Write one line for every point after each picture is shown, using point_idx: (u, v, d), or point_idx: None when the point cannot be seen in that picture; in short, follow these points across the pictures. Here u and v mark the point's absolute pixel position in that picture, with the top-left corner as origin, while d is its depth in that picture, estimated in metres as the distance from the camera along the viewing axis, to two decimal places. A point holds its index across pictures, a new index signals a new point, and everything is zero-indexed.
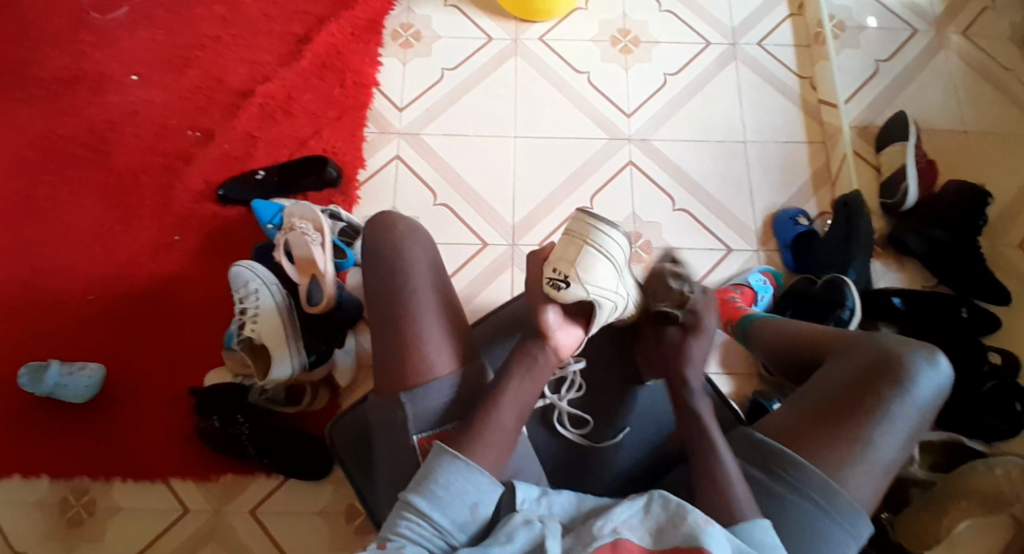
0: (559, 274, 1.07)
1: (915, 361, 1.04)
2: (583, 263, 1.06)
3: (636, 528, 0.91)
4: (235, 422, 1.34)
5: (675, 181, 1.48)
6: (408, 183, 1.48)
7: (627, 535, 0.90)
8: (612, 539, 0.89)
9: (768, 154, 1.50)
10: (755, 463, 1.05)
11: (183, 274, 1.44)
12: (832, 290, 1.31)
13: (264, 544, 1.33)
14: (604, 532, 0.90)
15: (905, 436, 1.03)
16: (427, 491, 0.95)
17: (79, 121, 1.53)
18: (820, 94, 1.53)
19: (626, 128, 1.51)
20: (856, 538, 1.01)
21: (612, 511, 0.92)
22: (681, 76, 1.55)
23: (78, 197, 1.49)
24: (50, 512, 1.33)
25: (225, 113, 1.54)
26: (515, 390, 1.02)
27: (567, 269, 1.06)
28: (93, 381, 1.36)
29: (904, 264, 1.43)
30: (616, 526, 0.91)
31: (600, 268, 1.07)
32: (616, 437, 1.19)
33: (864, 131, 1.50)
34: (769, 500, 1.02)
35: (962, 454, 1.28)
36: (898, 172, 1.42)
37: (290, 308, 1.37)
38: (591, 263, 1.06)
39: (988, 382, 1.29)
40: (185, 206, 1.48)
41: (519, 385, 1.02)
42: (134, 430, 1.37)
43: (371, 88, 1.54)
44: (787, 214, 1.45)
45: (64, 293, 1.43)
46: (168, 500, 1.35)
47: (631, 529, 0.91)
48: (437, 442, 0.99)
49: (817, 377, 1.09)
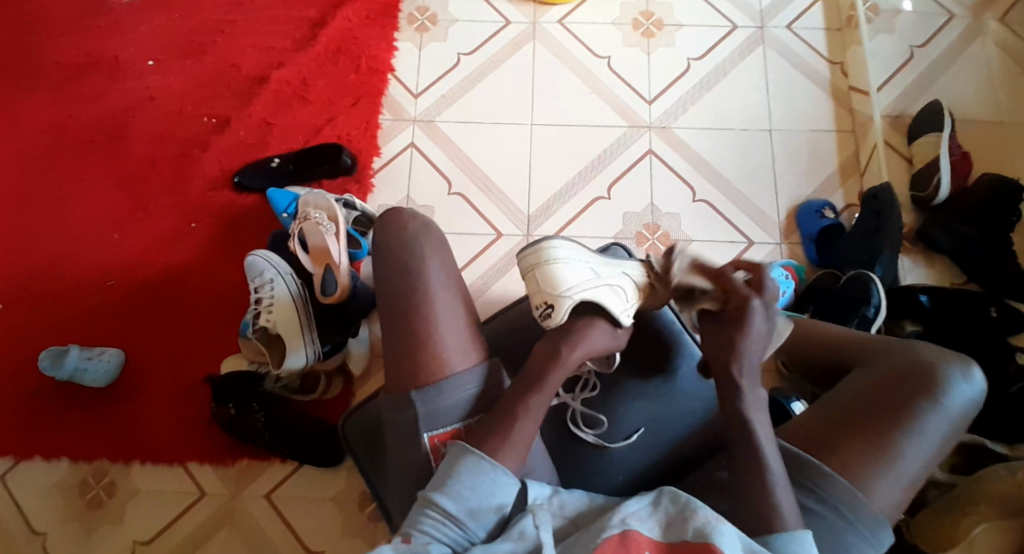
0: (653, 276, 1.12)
1: (950, 373, 1.01)
2: (548, 283, 1.07)
3: (646, 520, 0.91)
4: (250, 410, 1.36)
5: (696, 172, 1.44)
6: (422, 171, 1.46)
7: (636, 526, 0.90)
8: (620, 530, 0.89)
9: (795, 143, 1.45)
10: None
11: (200, 261, 1.45)
12: (858, 287, 1.27)
13: (278, 527, 1.35)
14: (614, 521, 0.90)
15: (935, 448, 1.00)
16: (452, 490, 0.93)
17: (97, 107, 1.54)
18: (851, 81, 1.47)
19: (646, 116, 1.47)
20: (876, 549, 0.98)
21: (623, 504, 0.92)
22: (706, 61, 1.50)
23: (97, 182, 1.49)
24: (73, 493, 1.36)
25: (240, 99, 1.52)
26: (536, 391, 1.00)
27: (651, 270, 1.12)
28: (111, 366, 1.38)
29: (933, 261, 1.39)
30: (625, 517, 0.90)
31: (568, 272, 1.07)
32: (630, 438, 1.15)
33: (896, 121, 1.44)
34: None
35: (984, 457, 1.25)
36: (930, 164, 1.36)
37: (305, 296, 1.37)
38: (557, 274, 1.06)
39: (1016, 384, 1.25)
40: (201, 193, 1.48)
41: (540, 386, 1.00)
42: (152, 415, 1.39)
43: (386, 73, 1.52)
44: (813, 206, 1.40)
45: (84, 278, 1.44)
46: (186, 484, 1.37)
47: (640, 521, 0.90)
48: (458, 442, 0.98)
49: (845, 384, 1.06)
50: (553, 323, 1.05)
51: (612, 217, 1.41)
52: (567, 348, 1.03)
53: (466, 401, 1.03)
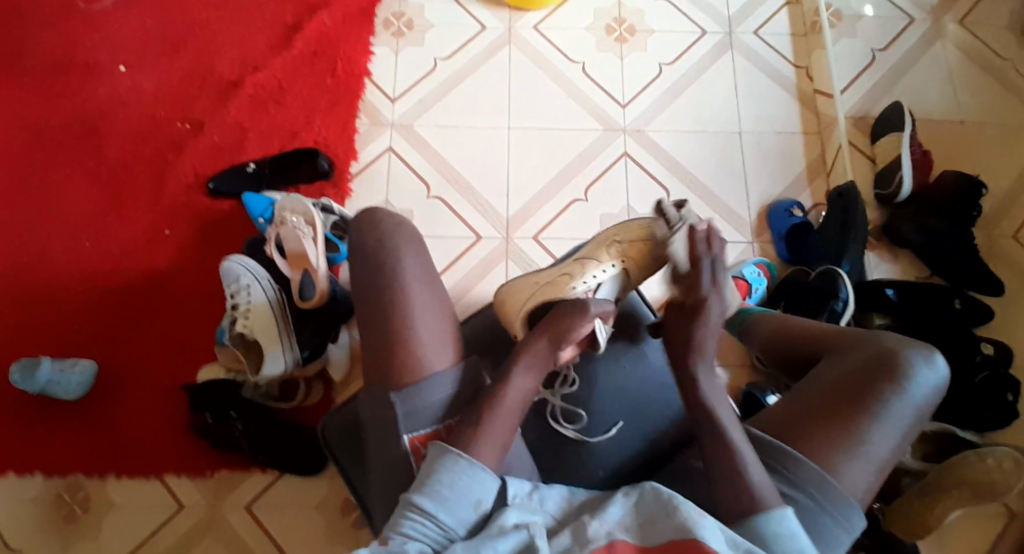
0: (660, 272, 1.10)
1: (914, 359, 1.04)
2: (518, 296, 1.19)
3: (629, 526, 0.92)
4: (228, 418, 1.33)
5: (670, 172, 1.47)
6: (401, 174, 1.46)
7: (622, 537, 0.91)
8: (607, 541, 0.90)
9: (764, 144, 1.49)
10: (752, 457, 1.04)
11: (174, 269, 1.43)
12: (826, 281, 1.30)
13: (259, 538, 1.33)
14: (599, 533, 0.91)
15: (902, 433, 1.03)
16: (431, 490, 0.93)
17: (66, 112, 1.51)
18: (817, 84, 1.52)
19: (622, 119, 1.50)
20: (848, 532, 1.00)
21: (604, 511, 0.93)
22: (678, 65, 1.54)
23: (66, 189, 1.46)
24: (46, 508, 1.33)
25: (214, 103, 1.51)
26: (513, 384, 1.02)
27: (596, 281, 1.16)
28: (86, 377, 1.35)
29: (898, 256, 1.44)
30: (610, 526, 0.91)
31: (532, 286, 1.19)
32: (610, 432, 1.17)
33: (861, 120, 1.49)
34: None
35: (953, 444, 1.29)
36: (893, 163, 1.41)
37: (282, 300, 1.36)
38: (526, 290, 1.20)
39: (980, 373, 1.31)
40: (175, 199, 1.46)
41: (514, 378, 1.02)
42: (127, 426, 1.36)
43: (362, 77, 1.52)
44: (781, 206, 1.44)
45: (55, 288, 1.41)
46: (164, 495, 1.34)
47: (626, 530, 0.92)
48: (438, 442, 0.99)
49: (815, 373, 1.09)
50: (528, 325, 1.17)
51: (590, 217, 1.43)
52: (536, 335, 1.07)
53: (448, 398, 1.03)
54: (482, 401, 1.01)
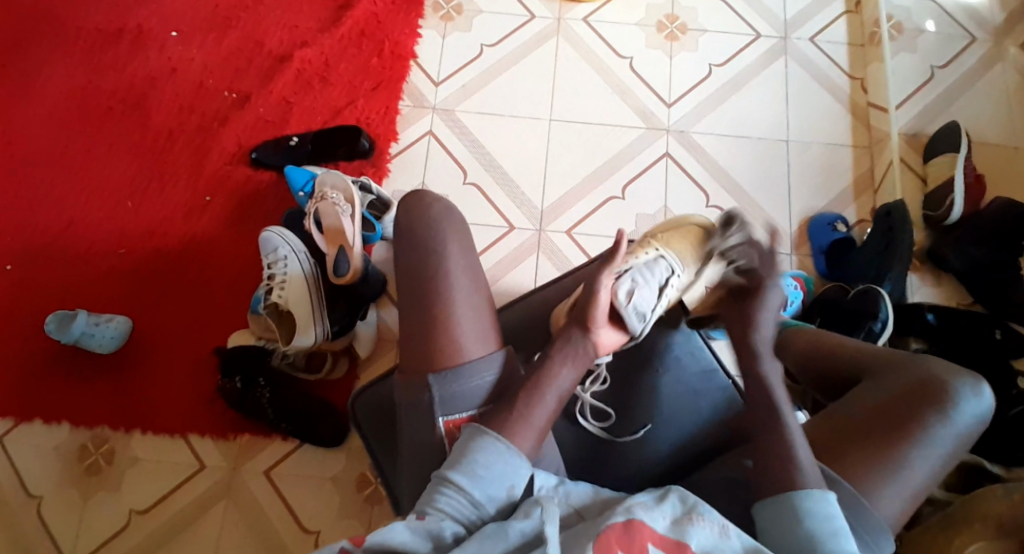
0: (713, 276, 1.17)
1: (960, 388, 1.03)
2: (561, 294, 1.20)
3: (652, 511, 0.93)
4: (256, 385, 1.36)
5: (711, 176, 1.44)
6: (439, 159, 1.46)
7: (640, 515, 0.92)
8: (625, 518, 0.91)
9: (811, 156, 1.46)
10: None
11: (212, 235, 1.45)
12: (865, 300, 1.28)
13: (274, 505, 1.35)
14: (619, 511, 0.92)
15: (940, 463, 1.01)
16: (468, 469, 0.97)
17: (119, 75, 1.54)
18: (870, 97, 1.48)
19: (665, 119, 1.48)
20: None
21: (631, 496, 0.95)
22: (727, 68, 1.51)
23: (114, 150, 1.50)
24: (72, 458, 1.37)
25: (262, 76, 1.53)
26: (553, 376, 1.04)
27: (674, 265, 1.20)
28: (119, 333, 1.39)
29: (941, 280, 1.41)
30: (631, 507, 0.93)
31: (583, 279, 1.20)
32: (638, 434, 1.16)
33: (913, 139, 1.45)
34: None
35: (979, 477, 1.26)
36: (945, 183, 1.37)
37: (316, 274, 1.37)
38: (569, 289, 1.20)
39: (1016, 407, 1.28)
40: (217, 166, 1.49)
41: (556, 370, 1.05)
42: (155, 385, 1.40)
43: (408, 59, 1.53)
44: (825, 219, 1.41)
45: (96, 245, 1.45)
46: (186, 456, 1.37)
47: (645, 511, 0.92)
48: (473, 423, 1.03)
49: (856, 393, 1.08)
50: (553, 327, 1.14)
51: (625, 217, 1.42)
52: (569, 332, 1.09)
53: (484, 383, 1.06)
54: (521, 392, 1.03)
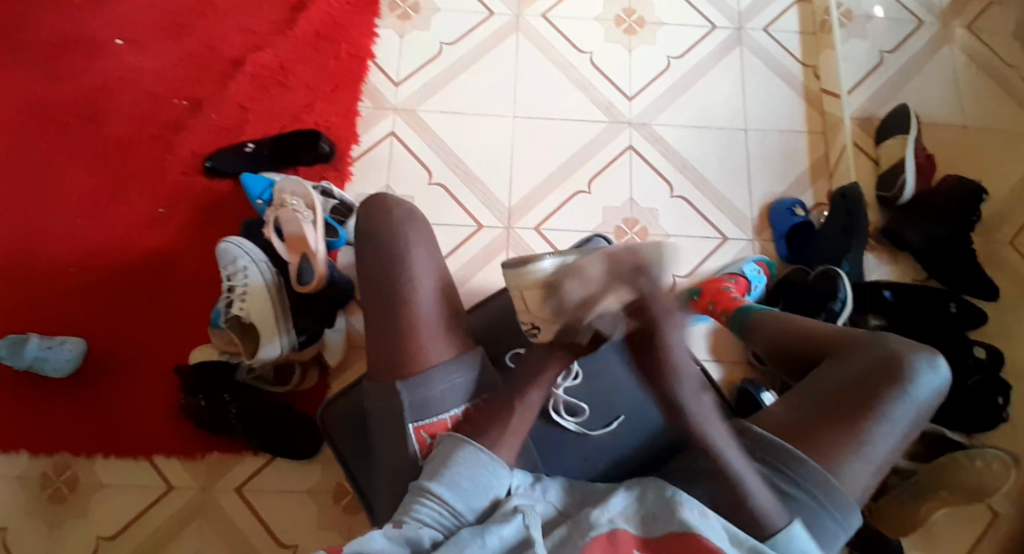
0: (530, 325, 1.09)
1: (917, 362, 1.07)
2: (535, 307, 1.06)
3: (630, 520, 0.94)
4: (222, 401, 1.31)
5: (674, 167, 1.46)
6: (402, 160, 1.44)
7: (623, 526, 0.93)
8: (608, 528, 0.92)
9: (769, 143, 1.48)
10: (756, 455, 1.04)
11: (169, 248, 1.40)
12: (827, 281, 1.30)
13: (249, 522, 1.32)
14: (601, 521, 0.93)
15: (902, 435, 1.05)
16: (449, 479, 0.96)
17: (61, 85, 1.47)
18: (824, 84, 1.51)
19: (628, 112, 1.49)
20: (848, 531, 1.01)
21: (606, 503, 0.95)
22: (686, 60, 1.52)
23: (58, 163, 1.43)
24: (32, 486, 1.31)
25: (213, 82, 1.48)
26: (531, 392, 1.05)
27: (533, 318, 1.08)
28: (75, 354, 1.33)
29: (897, 257, 1.43)
30: (611, 516, 0.94)
31: (556, 292, 1.05)
32: (611, 426, 1.18)
33: (865, 122, 1.49)
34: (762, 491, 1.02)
35: (944, 446, 1.30)
36: (897, 165, 1.41)
37: (280, 286, 1.34)
38: (539, 299, 1.06)
39: (972, 376, 1.32)
40: (171, 176, 1.43)
41: (534, 386, 1.05)
42: (117, 406, 1.34)
43: (366, 60, 1.50)
44: (784, 205, 1.44)
45: (45, 263, 1.39)
46: (153, 477, 1.33)
47: (626, 521, 0.94)
48: (451, 434, 1.02)
49: (818, 374, 1.10)
50: (541, 341, 1.08)
51: (593, 211, 1.42)
52: (560, 347, 1.06)
53: (456, 384, 1.05)
54: (499, 401, 1.04)
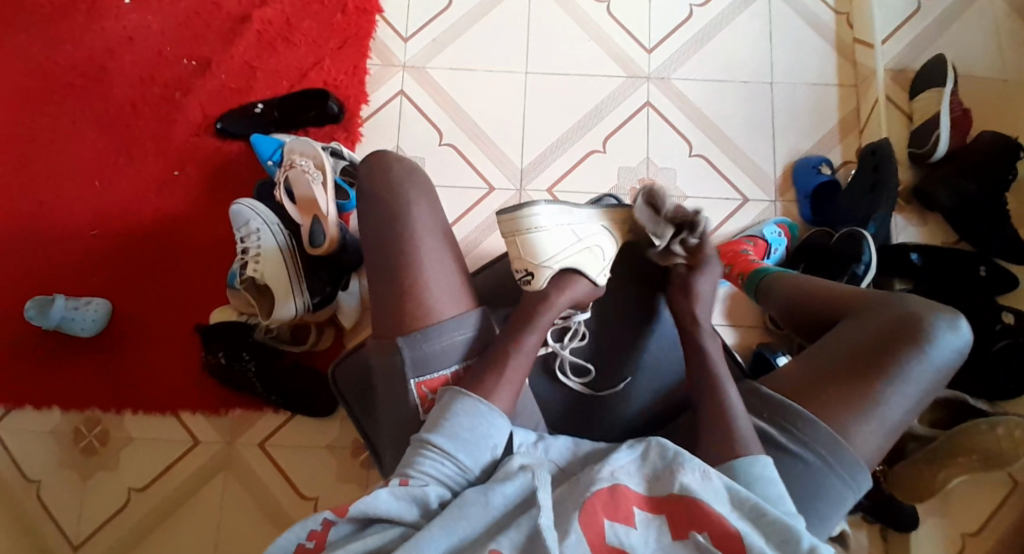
0: (523, 271, 1.10)
1: (936, 323, 1.01)
2: (531, 252, 1.09)
3: (633, 474, 0.91)
4: (240, 359, 1.35)
5: (693, 123, 1.41)
6: (412, 119, 1.42)
7: (624, 479, 0.90)
8: (610, 483, 0.89)
9: (796, 97, 1.42)
10: (760, 415, 1.02)
11: (185, 209, 1.42)
12: (851, 244, 1.25)
13: (272, 475, 1.36)
14: (603, 475, 0.90)
15: (918, 396, 1.00)
16: (450, 431, 0.94)
17: (73, 47, 1.47)
18: (856, 33, 1.44)
19: (645, 66, 1.43)
20: (857, 492, 0.99)
21: (611, 455, 0.92)
22: (709, 8, 1.45)
23: (76, 125, 1.44)
24: (67, 441, 1.37)
25: (221, 39, 1.46)
26: (525, 342, 1.03)
27: (526, 265, 1.09)
28: (99, 315, 1.36)
29: (927, 219, 1.38)
30: (614, 470, 0.91)
31: (547, 239, 1.09)
32: (617, 387, 1.14)
33: (899, 74, 1.42)
34: (772, 453, 0.99)
35: (966, 413, 1.27)
36: (930, 120, 1.34)
37: (293, 247, 1.35)
38: (535, 244, 1.08)
39: (1000, 341, 1.26)
40: (184, 139, 1.44)
41: (526, 335, 1.03)
42: (141, 364, 1.38)
43: (374, 14, 1.46)
44: (809, 162, 1.38)
45: (67, 226, 1.41)
46: (180, 432, 1.37)
47: (629, 474, 0.91)
48: (452, 387, 1.00)
49: (831, 334, 1.05)
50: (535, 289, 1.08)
51: (608, 170, 1.39)
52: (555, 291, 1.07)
53: (460, 338, 1.04)
54: (495, 354, 1.02)
